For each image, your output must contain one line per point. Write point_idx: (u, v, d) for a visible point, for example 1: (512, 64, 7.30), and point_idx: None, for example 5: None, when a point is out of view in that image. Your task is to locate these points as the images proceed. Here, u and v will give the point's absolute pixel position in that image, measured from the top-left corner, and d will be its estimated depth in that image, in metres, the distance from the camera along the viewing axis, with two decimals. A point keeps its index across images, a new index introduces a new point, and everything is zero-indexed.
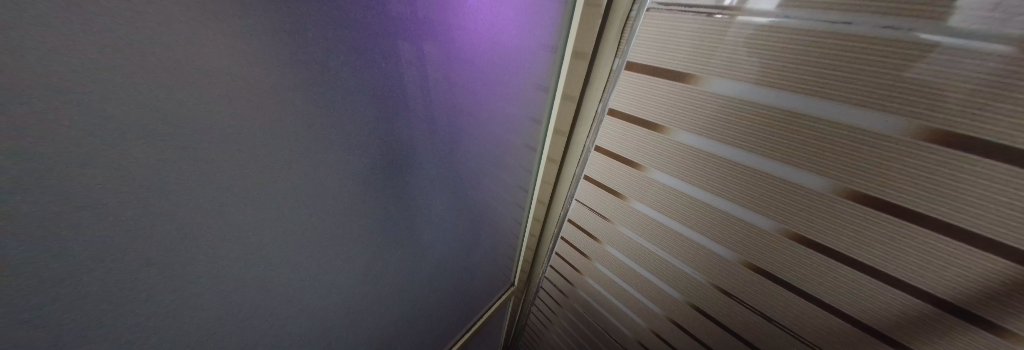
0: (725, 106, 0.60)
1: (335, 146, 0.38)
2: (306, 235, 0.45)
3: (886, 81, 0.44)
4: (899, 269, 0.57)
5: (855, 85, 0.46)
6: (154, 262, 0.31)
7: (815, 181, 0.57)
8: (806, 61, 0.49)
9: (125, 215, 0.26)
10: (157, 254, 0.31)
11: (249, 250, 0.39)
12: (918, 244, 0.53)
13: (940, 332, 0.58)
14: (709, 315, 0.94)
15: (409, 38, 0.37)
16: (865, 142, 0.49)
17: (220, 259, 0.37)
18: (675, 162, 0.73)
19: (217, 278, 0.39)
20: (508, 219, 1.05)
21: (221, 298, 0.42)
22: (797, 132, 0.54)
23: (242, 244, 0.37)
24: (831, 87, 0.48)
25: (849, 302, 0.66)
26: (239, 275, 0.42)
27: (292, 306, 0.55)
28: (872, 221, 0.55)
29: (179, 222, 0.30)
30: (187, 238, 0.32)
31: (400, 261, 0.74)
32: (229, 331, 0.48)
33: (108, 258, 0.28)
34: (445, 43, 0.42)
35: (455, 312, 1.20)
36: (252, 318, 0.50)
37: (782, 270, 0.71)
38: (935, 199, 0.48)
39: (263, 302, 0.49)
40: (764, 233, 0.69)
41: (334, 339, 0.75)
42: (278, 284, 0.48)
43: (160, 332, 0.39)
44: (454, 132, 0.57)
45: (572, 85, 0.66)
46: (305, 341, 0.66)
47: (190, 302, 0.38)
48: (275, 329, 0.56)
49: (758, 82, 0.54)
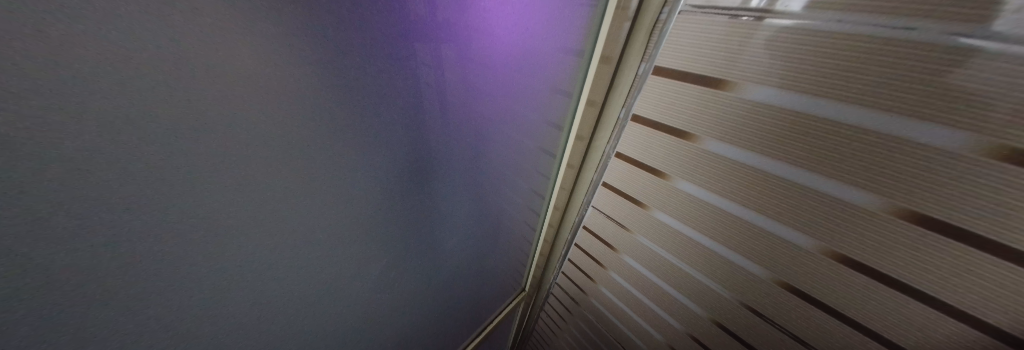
0: (759, 114, 0.55)
1: (356, 150, 0.38)
2: (326, 237, 0.45)
3: (949, 92, 0.39)
4: (958, 299, 0.50)
5: (914, 96, 0.41)
6: (185, 265, 0.32)
7: (862, 198, 0.51)
8: (856, 69, 0.44)
9: (164, 218, 0.26)
10: (183, 258, 0.31)
11: (274, 252, 0.40)
12: (984, 273, 0.47)
13: None
14: (733, 333, 0.89)
15: (426, 41, 0.35)
16: (928, 158, 0.43)
17: (249, 259, 0.38)
18: (702, 173, 0.69)
19: (247, 277, 0.40)
20: (524, 224, 1.04)
21: (243, 302, 0.43)
22: (844, 146, 0.49)
23: (272, 244, 0.38)
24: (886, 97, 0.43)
25: (896, 330, 0.60)
26: (257, 280, 0.41)
27: (317, 304, 0.57)
28: (927, 245, 0.49)
29: (213, 224, 0.30)
30: (207, 246, 0.32)
31: (416, 264, 0.74)
32: (254, 330, 0.49)
33: (149, 260, 0.29)
34: (464, 46, 0.40)
35: (466, 316, 1.20)
36: (272, 320, 0.50)
37: (819, 294, 0.65)
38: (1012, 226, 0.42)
39: (292, 300, 0.51)
40: (799, 251, 0.63)
41: (355, 337, 0.77)
42: (304, 284, 0.50)
43: (185, 336, 0.39)
44: (473, 135, 0.56)
45: (595, 91, 0.65)
46: (330, 338, 0.69)
47: (225, 299, 0.40)
48: (295, 329, 0.57)
49: (801, 90, 0.49)
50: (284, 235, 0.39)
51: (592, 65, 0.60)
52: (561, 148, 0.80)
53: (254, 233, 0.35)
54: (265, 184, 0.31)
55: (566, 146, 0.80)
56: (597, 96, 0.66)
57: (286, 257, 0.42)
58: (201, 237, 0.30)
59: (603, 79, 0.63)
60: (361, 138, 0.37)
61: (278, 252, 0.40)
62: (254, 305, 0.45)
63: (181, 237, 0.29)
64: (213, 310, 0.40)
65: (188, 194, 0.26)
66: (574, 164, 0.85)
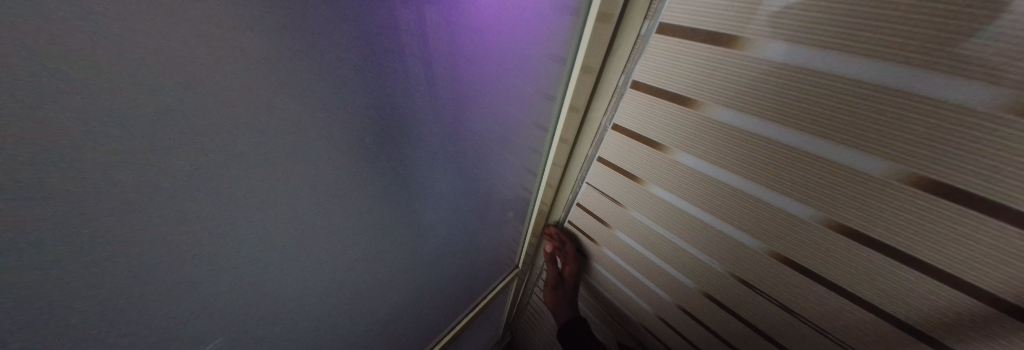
0: (773, 76, 0.49)
1: (316, 101, 0.34)
2: (301, 197, 0.44)
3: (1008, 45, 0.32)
4: (958, 268, 0.49)
5: (958, 51, 0.35)
6: (130, 221, 0.30)
7: (873, 165, 0.47)
8: (901, 19, 0.36)
9: (96, 166, 0.24)
10: (132, 210, 0.29)
11: (238, 211, 0.38)
12: (993, 243, 0.44)
13: (998, 337, 0.51)
14: (721, 304, 0.91)
15: (407, 3, 0.34)
16: (956, 121, 0.39)
17: (207, 219, 0.36)
18: (703, 143, 0.65)
19: (214, 238, 0.39)
20: (518, 199, 1.03)
21: (213, 265, 0.42)
22: (863, 108, 0.44)
23: (232, 203, 0.37)
24: (926, 52, 0.36)
25: (889, 299, 0.59)
26: (221, 243, 0.40)
27: (304, 269, 0.57)
28: (937, 213, 0.46)
29: (152, 177, 0.28)
30: (154, 198, 0.30)
31: (401, 236, 0.72)
32: (235, 292, 0.50)
33: (93, 215, 0.28)
34: (449, 10, 0.39)
35: (459, 288, 1.23)
36: (251, 284, 0.51)
37: (811, 263, 0.65)
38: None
39: (269, 266, 0.50)
40: (797, 221, 0.61)
41: (351, 304, 0.79)
42: (282, 249, 0.50)
43: (160, 292, 0.40)
44: (460, 107, 0.54)
45: (593, 58, 0.59)
46: (325, 304, 0.71)
47: (193, 261, 0.39)
48: (280, 294, 0.58)
49: (826, 45, 0.43)
50: (243, 195, 0.37)
51: (588, 25, 0.53)
52: (554, 120, 0.76)
53: (204, 188, 0.32)
54: (203, 131, 0.28)
55: (560, 117, 0.75)
56: (594, 63, 0.60)
57: (253, 218, 0.41)
58: (145, 189, 0.28)
59: (601, 42, 0.56)
60: (313, 86, 0.33)
61: (242, 211, 0.39)
62: (226, 269, 0.44)
63: (123, 187, 0.27)
64: (178, 272, 0.39)
65: (108, 140, 0.24)
66: (569, 139, 0.80)
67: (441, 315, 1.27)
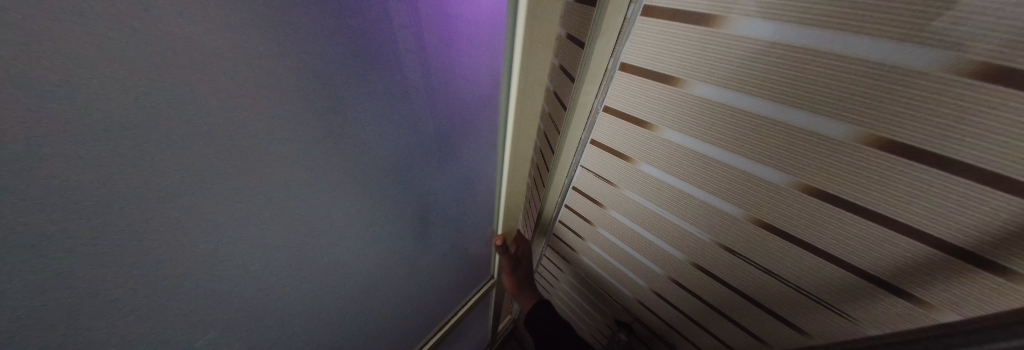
0: (751, 52, 0.53)
1: (330, 88, 0.38)
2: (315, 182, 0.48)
3: (930, 14, 0.37)
4: (908, 218, 0.54)
5: (900, 22, 0.39)
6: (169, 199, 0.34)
7: (838, 129, 0.52)
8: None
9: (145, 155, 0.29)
10: (175, 195, 0.34)
11: (259, 189, 0.41)
12: (935, 193, 0.50)
13: (946, 279, 0.56)
14: (709, 272, 0.97)
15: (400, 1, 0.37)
16: (909, 84, 0.43)
17: (235, 204, 0.40)
18: (688, 119, 0.69)
19: (239, 219, 0.42)
20: (484, 194, 0.97)
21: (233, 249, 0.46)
22: (829, 77, 0.48)
23: (252, 179, 0.39)
24: (874, 22, 0.41)
25: (851, 253, 0.64)
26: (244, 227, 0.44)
27: (317, 252, 0.60)
28: (893, 171, 0.51)
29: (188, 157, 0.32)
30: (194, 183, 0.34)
31: (405, 217, 0.76)
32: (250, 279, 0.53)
33: (124, 200, 0.31)
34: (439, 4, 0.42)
35: (461, 273, 1.27)
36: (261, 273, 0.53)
37: (789, 226, 0.70)
38: (974, 142, 0.43)
39: (273, 257, 0.52)
40: (774, 187, 0.66)
41: (358, 290, 0.82)
42: (290, 238, 0.52)
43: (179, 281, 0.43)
44: (455, 95, 0.58)
45: (540, 34, 0.54)
46: (332, 290, 0.74)
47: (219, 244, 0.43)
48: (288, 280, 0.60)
49: (803, 21, 0.46)
50: (254, 184, 0.40)
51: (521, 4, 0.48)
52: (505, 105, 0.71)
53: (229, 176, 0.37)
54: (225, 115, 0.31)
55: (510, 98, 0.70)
56: (541, 39, 0.56)
57: (263, 207, 0.43)
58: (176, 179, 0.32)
59: (553, 12, 0.50)
60: (321, 77, 0.37)
61: (253, 200, 0.41)
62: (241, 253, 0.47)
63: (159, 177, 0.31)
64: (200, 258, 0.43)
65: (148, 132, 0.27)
66: (527, 123, 0.76)
67: (447, 301, 1.32)
